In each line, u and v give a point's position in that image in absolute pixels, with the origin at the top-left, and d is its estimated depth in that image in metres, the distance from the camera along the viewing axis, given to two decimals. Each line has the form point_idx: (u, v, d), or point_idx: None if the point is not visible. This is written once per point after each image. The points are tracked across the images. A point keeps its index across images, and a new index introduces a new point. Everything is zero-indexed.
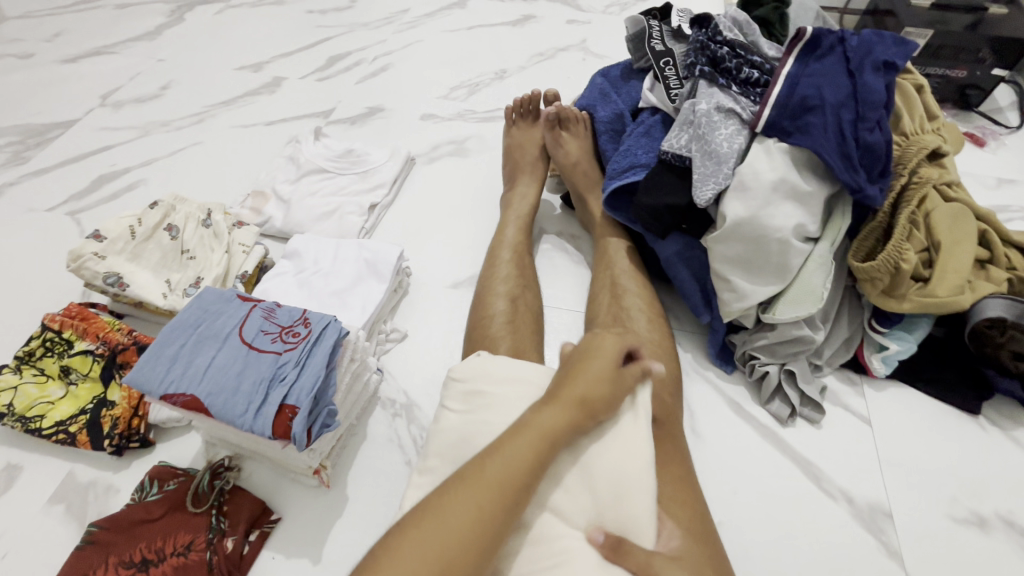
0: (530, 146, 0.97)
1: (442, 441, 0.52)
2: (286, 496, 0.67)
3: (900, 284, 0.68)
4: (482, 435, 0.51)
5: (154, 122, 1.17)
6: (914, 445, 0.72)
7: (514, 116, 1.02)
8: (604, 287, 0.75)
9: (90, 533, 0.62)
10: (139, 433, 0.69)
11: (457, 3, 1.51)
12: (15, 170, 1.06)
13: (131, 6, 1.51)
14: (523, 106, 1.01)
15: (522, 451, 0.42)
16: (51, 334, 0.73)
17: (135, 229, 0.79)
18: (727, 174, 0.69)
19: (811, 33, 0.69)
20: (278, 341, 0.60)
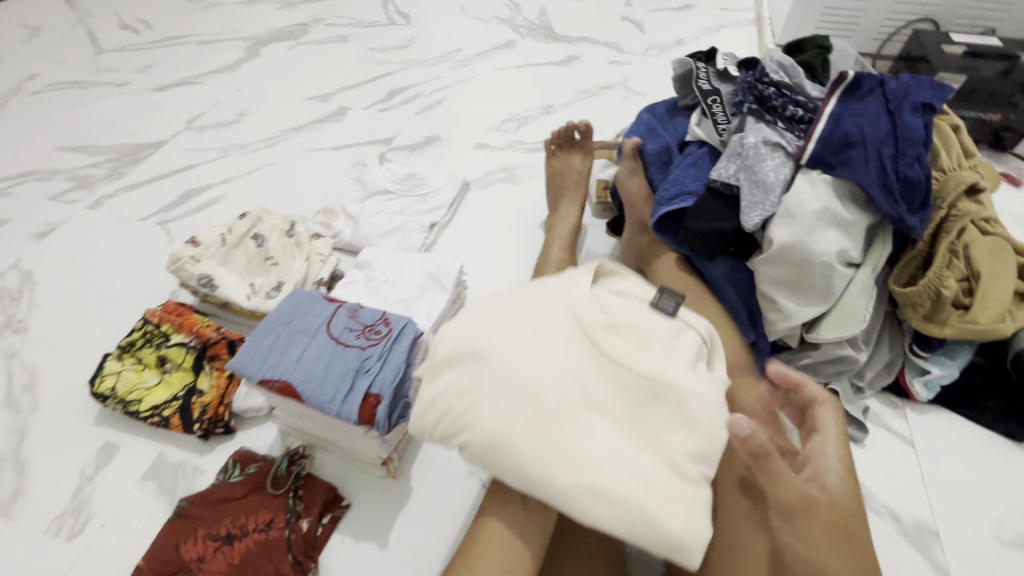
0: (574, 173, 1.04)
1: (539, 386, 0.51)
2: (355, 484, 0.73)
3: (941, 309, 0.72)
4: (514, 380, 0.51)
5: (234, 144, 1.29)
6: (957, 468, 0.74)
7: (553, 147, 1.09)
8: None
9: (181, 507, 0.68)
10: (224, 420, 0.76)
11: (506, 44, 1.63)
12: (113, 184, 1.17)
13: (212, 42, 1.67)
14: (561, 137, 1.09)
15: (496, 538, 0.53)
16: (150, 326, 0.81)
17: (226, 237, 0.88)
18: (774, 202, 0.74)
19: (852, 76, 0.75)
20: (363, 337, 0.67)
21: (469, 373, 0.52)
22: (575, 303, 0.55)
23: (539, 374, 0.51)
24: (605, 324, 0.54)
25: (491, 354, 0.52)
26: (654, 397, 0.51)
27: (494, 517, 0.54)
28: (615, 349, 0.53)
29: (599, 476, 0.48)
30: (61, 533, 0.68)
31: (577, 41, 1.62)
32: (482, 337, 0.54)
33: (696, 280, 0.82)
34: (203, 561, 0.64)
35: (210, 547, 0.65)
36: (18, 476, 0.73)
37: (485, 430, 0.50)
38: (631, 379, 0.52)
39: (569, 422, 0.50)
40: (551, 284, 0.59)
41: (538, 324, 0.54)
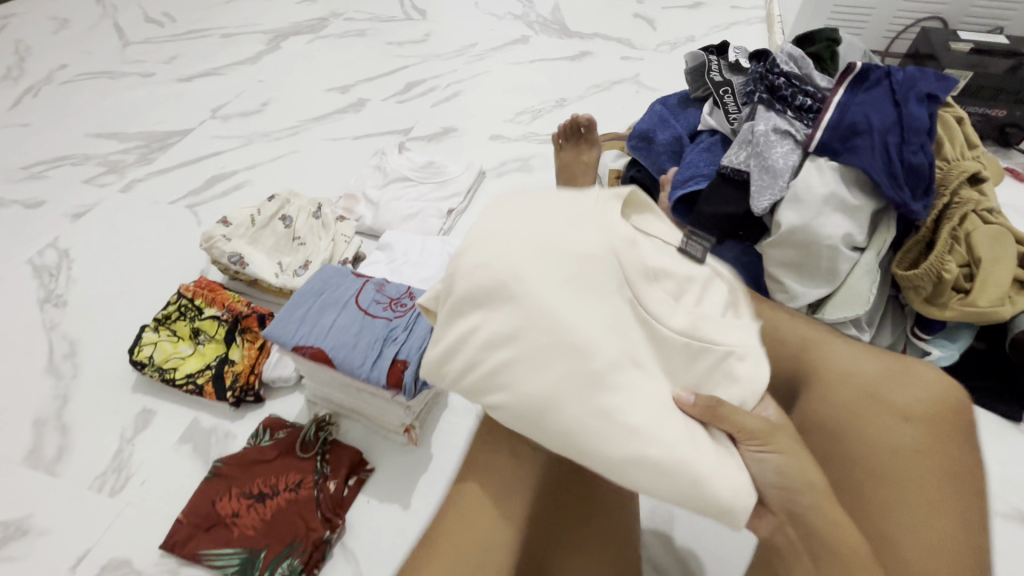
0: (584, 163, 1.06)
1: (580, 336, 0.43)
2: (379, 450, 0.76)
3: (941, 293, 0.75)
4: (550, 327, 0.42)
5: (257, 133, 1.33)
6: None
7: (561, 141, 1.10)
8: None
9: (216, 467, 0.72)
10: (254, 389, 0.80)
11: (521, 39, 1.66)
12: (143, 169, 1.22)
13: (234, 35, 1.71)
14: (569, 131, 1.10)
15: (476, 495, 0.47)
16: (185, 300, 0.85)
17: (255, 218, 0.92)
18: (782, 187, 0.77)
19: (860, 67, 0.78)
20: (390, 309, 0.71)
21: (502, 319, 0.43)
22: (614, 240, 0.47)
23: (588, 324, 0.43)
24: (644, 270, 0.47)
25: (525, 296, 0.43)
26: (699, 356, 0.47)
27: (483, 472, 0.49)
28: (649, 298, 0.47)
29: (670, 442, 0.41)
30: (103, 490, 0.73)
31: (590, 37, 1.66)
32: (508, 274, 0.44)
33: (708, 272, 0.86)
34: (237, 516, 0.68)
35: (244, 504, 0.69)
36: (62, 438, 0.77)
37: (530, 392, 0.42)
38: (667, 337, 0.46)
39: (622, 381, 0.43)
40: (578, 210, 0.49)
41: (581, 261, 0.45)
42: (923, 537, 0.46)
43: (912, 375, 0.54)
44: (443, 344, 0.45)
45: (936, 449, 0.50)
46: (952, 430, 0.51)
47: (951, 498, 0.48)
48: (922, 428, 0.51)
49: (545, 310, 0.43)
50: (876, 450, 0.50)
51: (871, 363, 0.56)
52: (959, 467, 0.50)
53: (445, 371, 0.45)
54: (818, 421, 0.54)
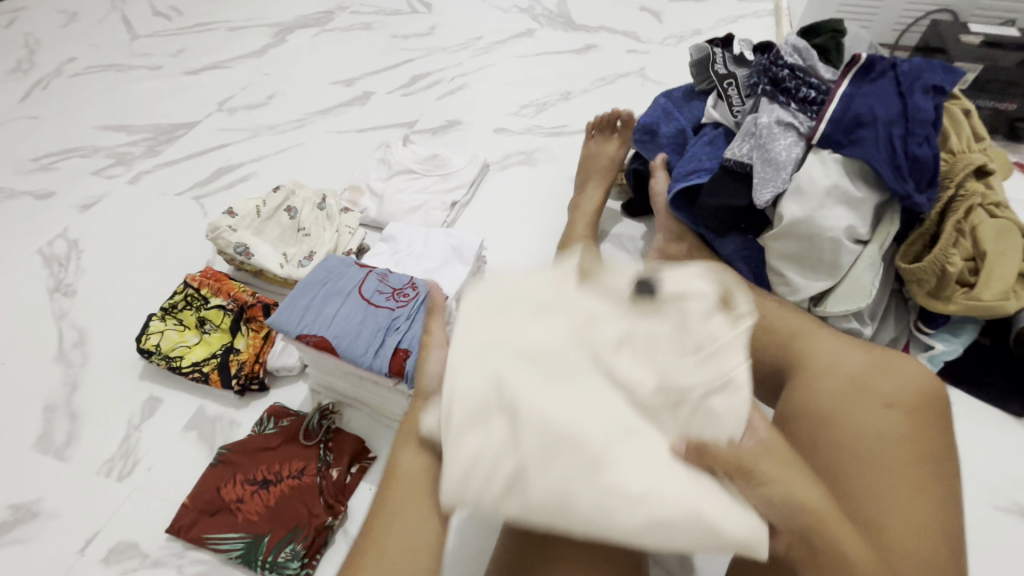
0: (603, 159, 1.05)
1: (556, 420, 0.43)
2: (381, 439, 0.77)
3: (945, 286, 0.75)
4: (529, 415, 0.43)
5: (263, 125, 1.34)
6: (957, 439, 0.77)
7: (594, 131, 1.11)
8: None
9: (221, 454, 0.73)
10: (258, 377, 0.81)
11: (526, 32, 1.66)
12: (150, 161, 1.23)
13: (241, 29, 1.72)
14: (603, 122, 1.10)
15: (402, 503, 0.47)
16: (191, 290, 0.87)
17: (260, 209, 0.93)
18: (785, 179, 0.77)
19: (866, 58, 0.78)
20: (392, 298, 0.71)
21: (483, 433, 0.44)
22: (571, 324, 0.48)
23: (580, 408, 0.44)
24: (608, 337, 0.47)
25: (515, 401, 0.44)
26: (683, 404, 0.45)
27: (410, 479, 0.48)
28: (624, 365, 0.46)
29: (682, 509, 0.40)
30: (111, 475, 0.74)
31: (595, 30, 1.65)
32: (491, 384, 0.46)
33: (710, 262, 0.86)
34: (241, 502, 0.69)
35: (248, 490, 0.70)
36: (71, 424, 0.79)
37: (535, 472, 0.42)
38: (650, 399, 0.45)
39: (625, 452, 0.42)
40: (537, 303, 0.50)
41: (554, 353, 0.46)
42: (922, 523, 0.46)
43: (902, 367, 0.55)
44: (453, 471, 0.44)
45: (921, 433, 0.50)
46: (935, 419, 0.51)
47: (936, 480, 0.48)
48: (908, 414, 0.51)
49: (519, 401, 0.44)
50: (861, 434, 0.51)
51: (856, 356, 0.57)
52: (941, 453, 0.50)
53: (462, 492, 0.44)
54: (809, 415, 0.54)
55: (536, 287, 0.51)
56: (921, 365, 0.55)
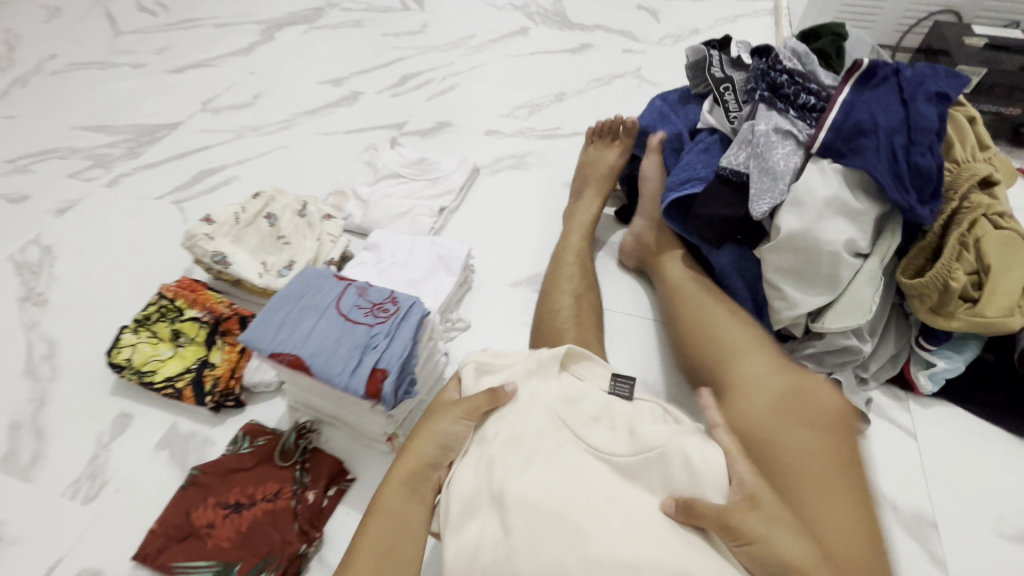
0: (603, 165, 1.01)
1: (545, 491, 0.48)
2: (361, 459, 0.74)
3: (948, 302, 0.72)
4: (513, 487, 0.49)
5: (247, 127, 1.30)
6: (958, 461, 0.74)
7: (594, 137, 1.07)
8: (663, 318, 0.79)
9: (193, 475, 0.70)
10: (235, 393, 0.78)
11: (520, 30, 1.62)
12: (129, 163, 1.19)
13: (228, 26, 1.68)
14: (603, 129, 1.05)
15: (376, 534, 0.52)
16: (165, 301, 0.83)
17: (239, 215, 0.89)
18: (783, 190, 0.74)
19: (868, 64, 0.74)
20: (371, 314, 0.68)
21: (493, 519, 0.49)
22: (559, 411, 0.55)
23: (565, 479, 0.49)
24: (586, 418, 0.55)
25: (501, 490, 0.49)
26: (660, 463, 0.51)
27: (386, 514, 0.53)
28: (597, 437, 0.53)
29: (658, 565, 0.43)
30: (77, 497, 0.71)
31: (591, 29, 1.61)
32: (480, 469, 0.52)
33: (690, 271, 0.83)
34: (212, 527, 0.66)
35: (220, 514, 0.67)
36: (37, 443, 0.75)
37: (517, 533, 0.46)
38: (626, 463, 0.51)
39: (610, 525, 0.46)
40: (530, 388, 0.58)
41: (542, 440, 0.52)
42: (849, 534, 0.50)
43: (820, 393, 0.60)
44: (455, 556, 0.48)
45: (839, 450, 0.55)
46: (853, 435, 0.58)
47: (857, 492, 0.53)
48: (826, 434, 0.57)
49: (511, 466, 0.50)
50: (788, 453, 0.56)
51: (780, 378, 0.63)
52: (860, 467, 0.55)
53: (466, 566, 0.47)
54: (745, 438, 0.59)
55: (524, 371, 0.59)
56: (835, 390, 0.61)
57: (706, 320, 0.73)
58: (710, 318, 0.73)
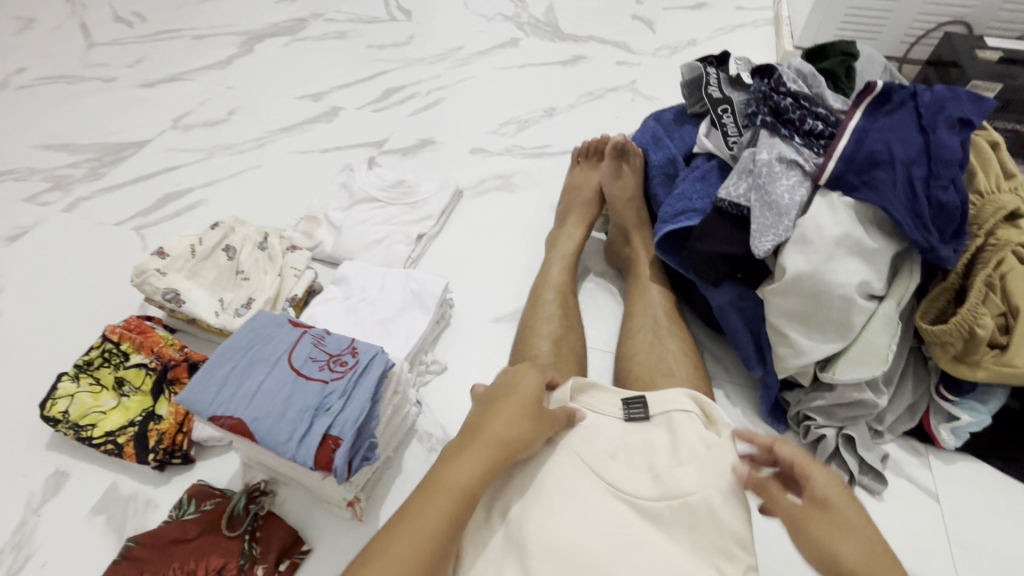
0: (589, 188, 0.94)
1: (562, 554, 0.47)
2: (318, 527, 0.67)
3: (974, 350, 0.64)
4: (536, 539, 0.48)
5: (219, 145, 1.23)
6: (986, 527, 0.67)
7: (580, 158, 1.01)
8: (646, 344, 0.73)
9: (126, 548, 0.62)
10: (182, 449, 0.70)
11: (510, 41, 1.55)
12: (91, 185, 1.12)
13: (207, 37, 1.61)
14: (589, 149, 0.99)
15: (439, 514, 0.45)
16: (110, 344, 0.76)
17: (195, 248, 0.82)
18: (787, 227, 0.67)
19: (881, 87, 0.67)
20: (327, 368, 0.60)
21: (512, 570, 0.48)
22: (581, 449, 0.55)
23: (584, 525, 0.49)
24: (606, 455, 0.54)
25: (520, 532, 0.49)
26: (685, 514, 0.49)
27: (462, 495, 0.47)
28: (617, 476, 0.52)
29: None
30: None
31: (584, 40, 1.54)
32: (492, 514, 0.52)
33: (667, 292, 0.81)
34: None
35: None
36: None
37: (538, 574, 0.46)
38: (650, 508, 0.50)
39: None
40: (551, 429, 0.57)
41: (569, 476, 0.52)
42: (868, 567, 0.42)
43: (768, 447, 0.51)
44: None
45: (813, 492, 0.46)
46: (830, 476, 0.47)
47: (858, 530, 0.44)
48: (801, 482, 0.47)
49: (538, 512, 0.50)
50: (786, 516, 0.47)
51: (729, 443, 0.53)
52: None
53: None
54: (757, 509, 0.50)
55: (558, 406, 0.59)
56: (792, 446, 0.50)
57: (658, 369, 0.69)
58: (661, 363, 0.69)
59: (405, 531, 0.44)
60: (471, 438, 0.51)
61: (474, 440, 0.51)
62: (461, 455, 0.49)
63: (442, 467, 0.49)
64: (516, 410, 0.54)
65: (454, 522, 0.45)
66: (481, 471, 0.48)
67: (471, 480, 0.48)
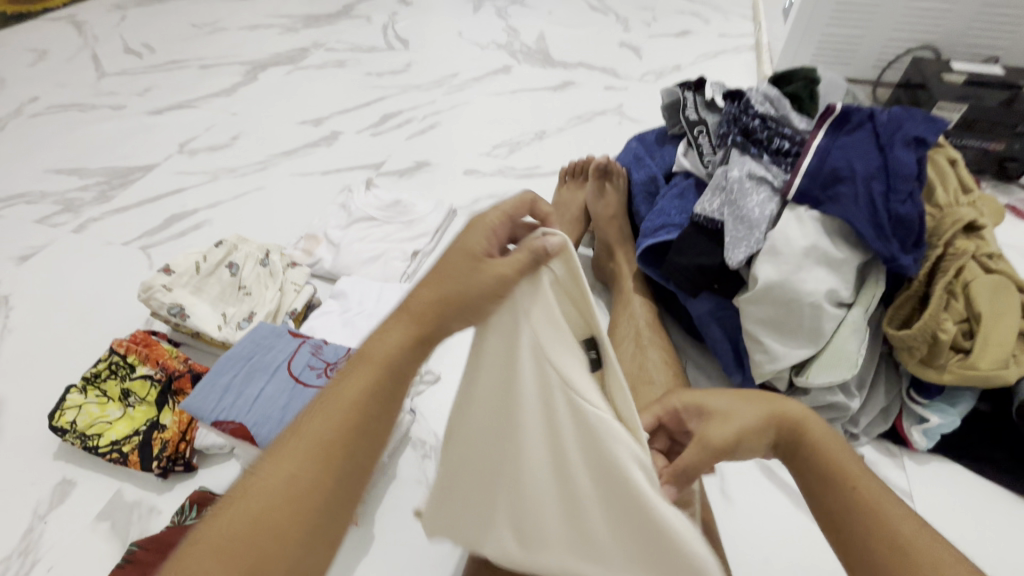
0: (575, 206, 0.99)
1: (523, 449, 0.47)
2: None
3: (938, 354, 0.68)
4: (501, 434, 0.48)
5: (223, 168, 1.29)
6: (959, 525, 0.69)
7: (567, 177, 1.05)
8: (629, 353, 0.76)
9: (129, 552, 0.64)
10: (184, 457, 0.73)
11: (503, 68, 1.62)
12: (100, 207, 1.17)
13: (212, 66, 1.68)
14: (576, 168, 1.03)
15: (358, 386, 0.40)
16: (117, 357, 0.79)
17: (200, 264, 0.86)
18: (759, 239, 0.71)
19: (840, 109, 0.73)
20: (323, 375, 0.64)
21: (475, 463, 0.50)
22: (540, 337, 0.45)
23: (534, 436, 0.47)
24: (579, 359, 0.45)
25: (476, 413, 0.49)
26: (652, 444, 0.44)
27: (380, 368, 0.41)
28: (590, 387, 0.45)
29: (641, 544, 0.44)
30: None
31: (573, 66, 1.62)
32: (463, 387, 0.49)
33: (650, 304, 0.84)
34: None
35: None
36: None
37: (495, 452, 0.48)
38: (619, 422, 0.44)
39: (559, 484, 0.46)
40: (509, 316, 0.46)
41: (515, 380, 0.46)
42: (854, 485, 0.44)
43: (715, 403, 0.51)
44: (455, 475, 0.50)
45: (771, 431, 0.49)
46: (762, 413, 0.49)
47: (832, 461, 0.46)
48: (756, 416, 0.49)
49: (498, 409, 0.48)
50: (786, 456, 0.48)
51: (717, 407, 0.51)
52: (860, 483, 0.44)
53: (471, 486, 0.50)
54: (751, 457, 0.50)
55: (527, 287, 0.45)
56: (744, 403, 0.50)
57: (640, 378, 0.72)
58: (643, 371, 0.73)
59: (319, 418, 0.39)
60: (405, 302, 0.45)
61: (404, 306, 0.44)
62: (398, 314, 0.44)
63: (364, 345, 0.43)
64: (455, 270, 0.44)
65: (373, 399, 0.40)
66: (412, 335, 0.43)
67: (393, 354, 0.42)
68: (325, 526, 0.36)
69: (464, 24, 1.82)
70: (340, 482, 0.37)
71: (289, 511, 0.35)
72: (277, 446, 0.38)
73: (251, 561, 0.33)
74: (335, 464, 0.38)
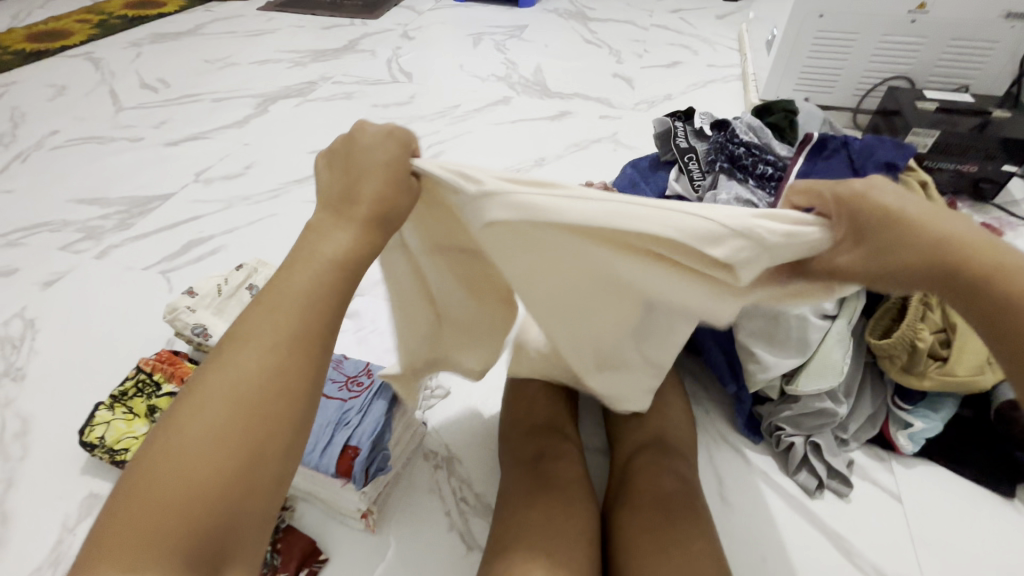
0: None
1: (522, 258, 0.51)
2: (335, 539, 0.72)
3: (917, 361, 0.73)
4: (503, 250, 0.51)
5: (238, 197, 1.34)
6: (948, 525, 0.73)
7: None
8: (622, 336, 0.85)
9: None
10: None
11: (502, 100, 1.71)
12: (121, 234, 1.22)
13: (225, 100, 1.76)
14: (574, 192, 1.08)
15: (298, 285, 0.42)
16: (144, 375, 0.83)
17: (222, 287, 0.91)
18: None
19: (817, 138, 0.79)
20: (344, 389, 0.71)
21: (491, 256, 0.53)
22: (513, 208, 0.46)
23: (559, 268, 0.52)
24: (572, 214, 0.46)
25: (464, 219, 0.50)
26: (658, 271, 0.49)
27: (309, 267, 0.43)
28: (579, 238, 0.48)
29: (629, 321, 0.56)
30: None
31: (569, 97, 1.70)
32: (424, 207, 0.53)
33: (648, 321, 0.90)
34: None
35: None
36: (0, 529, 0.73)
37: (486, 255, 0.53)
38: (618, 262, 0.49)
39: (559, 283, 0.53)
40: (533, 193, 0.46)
41: (544, 234, 0.48)
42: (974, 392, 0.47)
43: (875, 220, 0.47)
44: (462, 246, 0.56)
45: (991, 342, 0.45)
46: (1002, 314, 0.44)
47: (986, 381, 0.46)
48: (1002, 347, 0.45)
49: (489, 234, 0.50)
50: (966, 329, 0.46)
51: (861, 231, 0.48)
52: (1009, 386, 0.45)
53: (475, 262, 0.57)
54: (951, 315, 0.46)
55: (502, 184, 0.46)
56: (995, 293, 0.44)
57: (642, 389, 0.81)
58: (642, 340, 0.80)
59: (263, 312, 0.41)
60: (345, 209, 0.46)
61: (335, 227, 0.45)
62: (337, 226, 0.45)
63: (296, 263, 0.44)
64: (377, 195, 0.46)
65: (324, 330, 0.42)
66: (359, 246, 0.45)
67: (327, 284, 0.43)
68: (267, 422, 0.39)
69: (464, 57, 1.92)
70: (284, 378, 0.40)
71: (247, 452, 0.37)
72: (196, 384, 0.40)
73: (220, 447, 0.37)
74: (279, 407, 0.39)
